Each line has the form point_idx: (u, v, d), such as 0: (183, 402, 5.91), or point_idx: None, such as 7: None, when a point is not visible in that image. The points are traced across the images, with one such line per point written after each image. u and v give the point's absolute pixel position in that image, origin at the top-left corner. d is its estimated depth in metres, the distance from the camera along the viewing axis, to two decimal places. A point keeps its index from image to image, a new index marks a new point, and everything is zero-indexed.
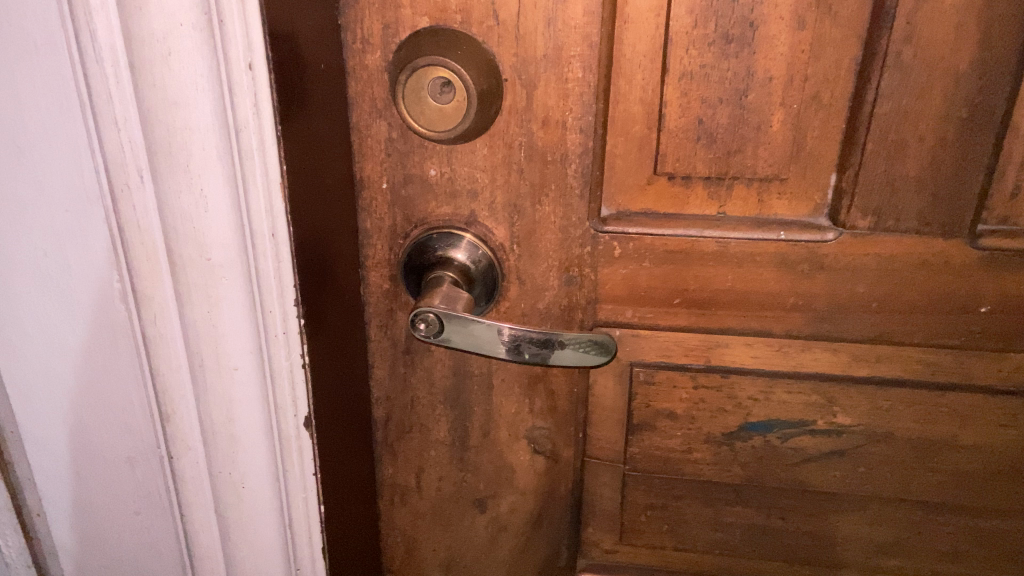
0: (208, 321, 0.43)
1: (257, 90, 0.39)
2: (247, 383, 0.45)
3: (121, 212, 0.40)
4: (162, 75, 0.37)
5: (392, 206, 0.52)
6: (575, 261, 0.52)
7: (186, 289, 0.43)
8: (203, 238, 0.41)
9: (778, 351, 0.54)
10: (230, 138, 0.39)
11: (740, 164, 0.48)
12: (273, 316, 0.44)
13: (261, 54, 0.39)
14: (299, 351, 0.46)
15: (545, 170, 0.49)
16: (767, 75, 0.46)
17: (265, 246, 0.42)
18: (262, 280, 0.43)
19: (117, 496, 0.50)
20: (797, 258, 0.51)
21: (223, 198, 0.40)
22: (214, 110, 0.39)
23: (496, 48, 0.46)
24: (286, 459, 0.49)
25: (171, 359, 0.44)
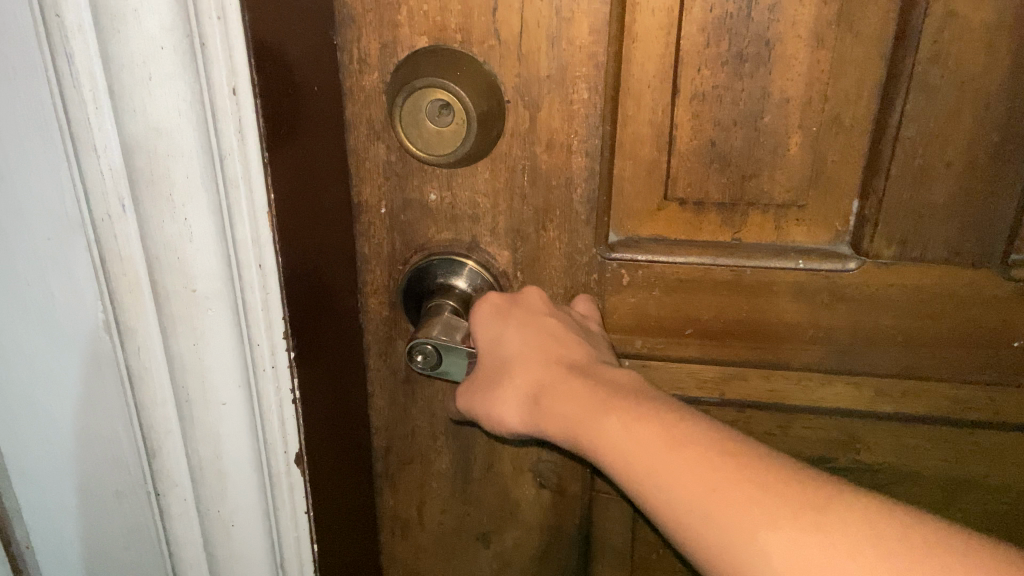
0: (194, 353, 0.41)
1: (243, 116, 0.36)
2: (235, 418, 0.43)
3: (102, 242, 0.38)
4: (142, 101, 0.35)
5: (390, 231, 0.50)
6: (581, 289, 0.50)
7: (171, 321, 0.40)
8: (188, 268, 0.39)
9: (798, 384, 0.51)
10: (215, 166, 0.37)
11: (756, 190, 0.46)
12: (260, 350, 0.41)
13: (247, 79, 0.35)
14: (290, 386, 0.43)
15: (550, 195, 0.47)
16: (783, 96, 0.43)
17: (252, 277, 0.39)
18: (250, 312, 0.40)
19: (109, 528, 0.49)
20: (816, 288, 0.48)
21: (207, 228, 0.38)
22: (198, 137, 0.36)
23: (499, 68, 0.44)
24: (276, 499, 0.46)
25: (155, 395, 0.42)
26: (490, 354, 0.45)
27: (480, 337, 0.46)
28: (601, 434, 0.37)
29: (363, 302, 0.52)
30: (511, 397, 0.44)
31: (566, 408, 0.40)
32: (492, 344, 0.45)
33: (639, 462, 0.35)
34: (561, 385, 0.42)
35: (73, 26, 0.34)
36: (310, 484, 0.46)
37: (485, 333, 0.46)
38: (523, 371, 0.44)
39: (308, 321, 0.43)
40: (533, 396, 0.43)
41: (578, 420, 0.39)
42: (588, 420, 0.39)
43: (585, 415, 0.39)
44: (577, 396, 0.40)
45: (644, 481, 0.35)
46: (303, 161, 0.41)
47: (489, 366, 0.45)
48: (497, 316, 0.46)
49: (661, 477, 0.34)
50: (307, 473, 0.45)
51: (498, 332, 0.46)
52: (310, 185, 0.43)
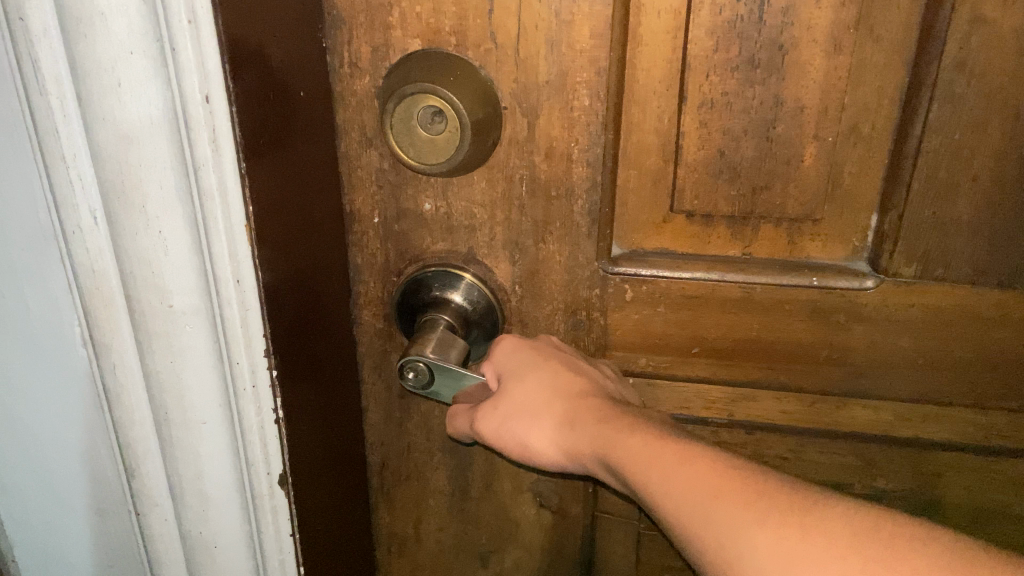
0: (171, 371, 0.39)
1: (218, 124, 0.33)
2: (216, 437, 0.41)
3: (74, 254, 0.37)
4: (111, 108, 0.33)
5: (384, 241, 0.48)
6: (583, 305, 0.48)
7: (147, 337, 0.39)
8: (164, 284, 0.37)
9: (811, 407, 0.49)
10: (190, 176, 0.34)
11: (768, 203, 0.43)
12: (240, 369, 0.39)
13: (220, 86, 0.33)
14: (271, 406, 0.40)
15: (549, 206, 0.45)
16: (797, 104, 0.40)
17: (230, 293, 0.37)
18: (228, 329, 0.38)
19: (93, 545, 0.47)
20: (832, 307, 0.45)
21: (183, 241, 0.36)
22: (171, 147, 0.34)
23: (495, 73, 0.41)
24: (260, 521, 0.44)
25: (133, 412, 0.41)
26: (512, 375, 0.43)
27: (507, 366, 0.43)
28: (629, 452, 0.35)
29: (358, 314, 0.50)
30: (539, 422, 0.41)
31: (596, 431, 0.38)
32: (519, 372, 0.43)
33: (655, 471, 0.33)
34: (596, 421, 0.39)
35: (38, 30, 0.32)
36: (297, 506, 0.44)
37: (512, 357, 0.44)
38: (549, 395, 0.42)
39: (292, 338, 0.41)
40: (563, 420, 0.40)
41: (608, 442, 0.37)
42: (620, 439, 0.36)
43: (616, 437, 0.36)
44: (607, 426, 0.38)
45: (656, 480, 0.33)
46: (292, 170, 0.39)
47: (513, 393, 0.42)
48: (524, 349, 0.44)
49: (671, 480, 0.32)
50: (291, 494, 0.43)
51: (525, 360, 0.43)
52: (300, 195, 0.41)
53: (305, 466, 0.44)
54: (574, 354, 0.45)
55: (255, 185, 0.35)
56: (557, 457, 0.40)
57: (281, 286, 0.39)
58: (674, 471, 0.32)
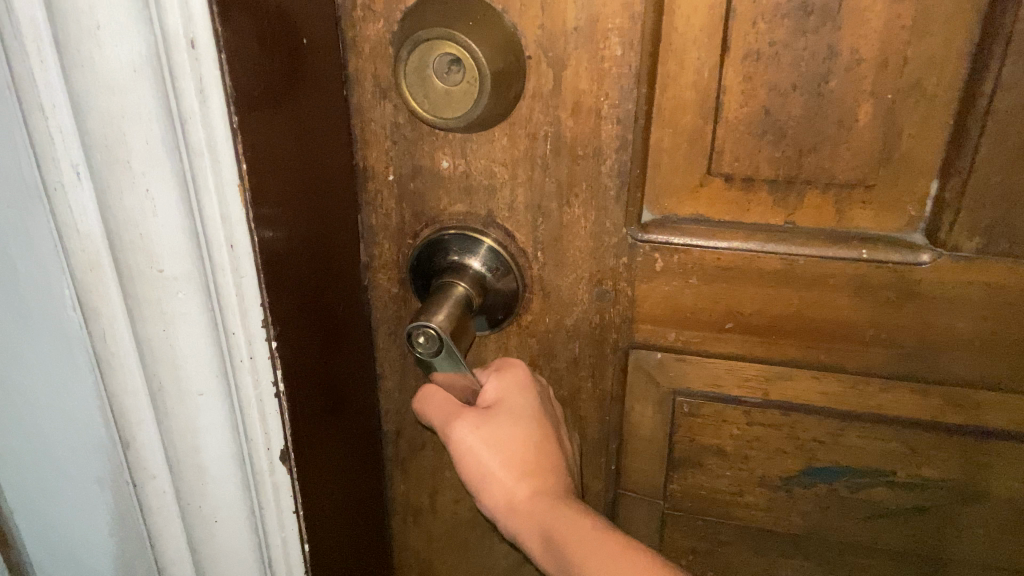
0: (164, 340, 0.37)
1: (205, 74, 0.30)
2: (212, 410, 0.39)
3: (58, 213, 0.34)
4: (90, 53, 0.30)
5: (399, 201, 0.45)
6: (609, 274, 0.44)
7: (137, 304, 0.36)
8: (152, 247, 0.34)
9: (853, 388, 0.45)
10: (177, 130, 0.32)
11: (816, 166, 0.39)
12: (236, 341, 0.37)
13: (207, 30, 0.29)
14: (271, 379, 0.38)
15: (574, 167, 0.41)
16: (853, 57, 0.36)
17: (224, 258, 0.34)
18: (223, 297, 0.36)
19: (91, 513, 0.46)
20: (881, 282, 0.41)
21: (173, 201, 0.33)
22: (157, 97, 0.31)
23: (519, 19, 0.38)
24: (261, 498, 0.42)
25: (125, 382, 0.39)
26: (512, 408, 0.44)
27: (511, 396, 0.44)
28: (578, 545, 0.40)
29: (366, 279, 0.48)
30: (509, 469, 0.42)
31: (555, 510, 0.41)
32: (517, 413, 0.43)
33: (591, 563, 0.39)
34: (555, 501, 0.42)
35: None
36: (299, 482, 0.42)
37: (520, 393, 0.44)
38: (533, 454, 0.43)
39: (293, 306, 0.38)
40: (527, 480, 0.42)
41: (562, 525, 0.41)
42: (582, 536, 0.40)
43: (570, 520, 0.41)
44: (581, 531, 0.40)
45: (584, 560, 0.39)
46: (297, 122, 0.36)
47: (504, 426, 0.43)
48: (530, 390, 0.45)
49: (590, 564, 0.39)
50: (291, 471, 0.41)
51: (526, 403, 0.44)
52: (308, 151, 0.38)
53: (309, 442, 0.42)
54: (553, 403, 0.47)
55: (249, 142, 0.33)
56: (496, 501, 0.43)
57: (279, 251, 0.36)
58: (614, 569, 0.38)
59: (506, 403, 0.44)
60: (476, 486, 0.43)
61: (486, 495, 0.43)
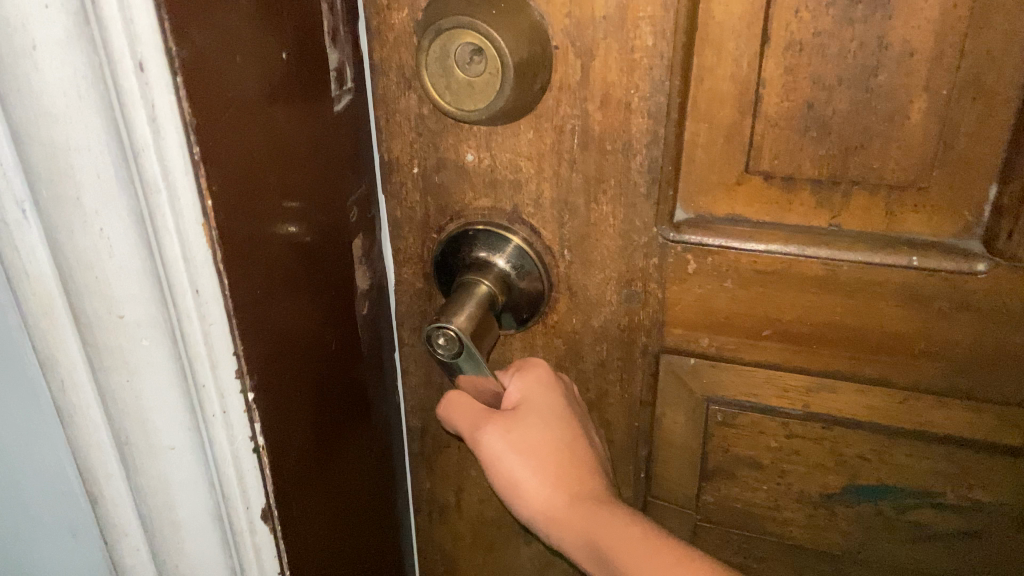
0: (130, 390, 0.33)
1: (156, 98, 0.26)
2: (185, 464, 0.35)
3: (7, 252, 0.31)
4: (26, 76, 0.26)
5: (424, 194, 0.43)
6: (638, 275, 0.42)
7: (98, 351, 0.32)
8: (110, 290, 0.30)
9: (900, 404, 0.42)
10: (129, 161, 0.27)
11: (862, 166, 0.37)
12: (207, 394, 0.33)
13: (157, 48, 0.25)
14: (248, 434, 0.34)
15: (603, 162, 0.39)
16: (905, 48, 0.34)
17: (188, 306, 0.30)
18: (190, 346, 0.31)
19: (74, 556, 0.44)
20: (932, 292, 0.38)
21: (131, 240, 0.29)
22: (105, 126, 0.26)
23: (546, 6, 0.36)
24: (241, 559, 0.38)
25: (92, 430, 0.35)
26: (537, 410, 0.42)
27: (536, 398, 0.43)
28: (627, 556, 0.38)
29: (365, 307, 0.45)
30: (541, 474, 0.41)
31: (597, 515, 0.40)
32: (545, 415, 0.42)
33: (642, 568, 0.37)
34: (597, 505, 0.41)
35: None
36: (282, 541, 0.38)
37: (545, 391, 0.43)
38: (565, 456, 0.42)
39: (275, 339, 0.35)
40: (564, 485, 0.41)
41: (608, 533, 0.39)
42: (625, 543, 0.39)
43: (613, 525, 0.39)
44: (624, 536, 0.39)
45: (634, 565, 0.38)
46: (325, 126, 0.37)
47: (533, 432, 0.41)
48: (555, 388, 0.43)
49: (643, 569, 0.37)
50: (274, 530, 0.37)
51: (551, 402, 0.43)
52: (333, 155, 0.38)
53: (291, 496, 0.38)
54: (576, 395, 0.45)
55: (213, 172, 0.28)
56: (534, 511, 0.41)
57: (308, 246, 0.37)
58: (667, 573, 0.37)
59: (531, 406, 0.42)
60: (514, 498, 0.42)
61: (519, 504, 0.42)
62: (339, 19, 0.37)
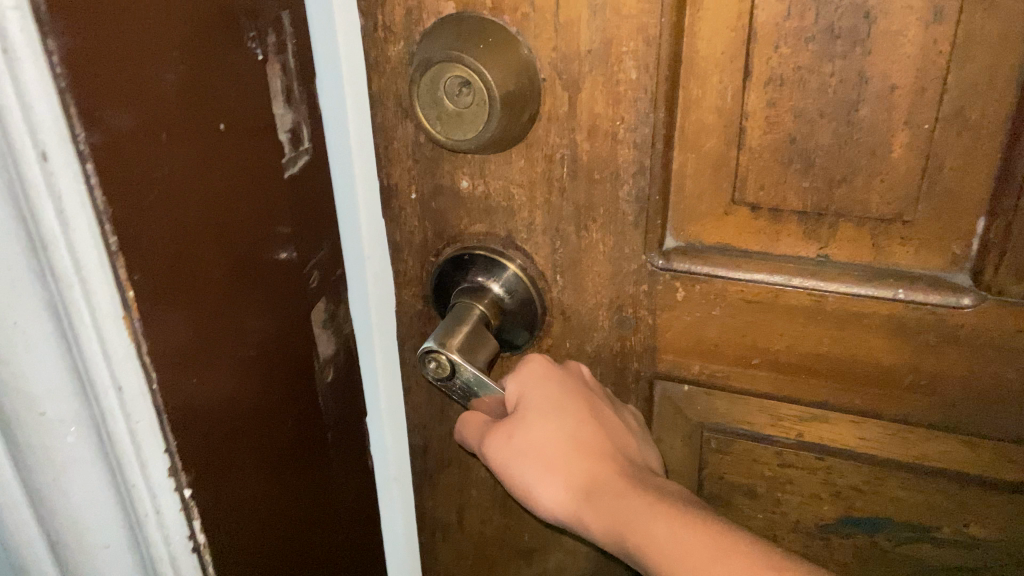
0: (57, 488, 0.33)
1: (65, 189, 0.26)
2: (119, 558, 0.35)
3: None
4: None
5: (422, 218, 0.45)
6: (629, 301, 0.43)
7: (19, 451, 0.32)
8: (27, 390, 0.30)
9: (893, 436, 0.42)
10: (39, 258, 0.27)
11: (847, 198, 0.37)
12: (137, 488, 0.33)
13: (62, 140, 0.26)
14: (184, 531, 0.35)
15: (592, 190, 0.40)
16: (886, 83, 0.34)
17: (112, 401, 0.30)
18: (116, 440, 0.31)
19: None
20: (919, 325, 0.38)
21: (48, 338, 0.29)
22: (12, 228, 0.26)
23: (534, 40, 0.37)
24: None
25: (18, 533, 0.35)
26: (535, 407, 0.40)
27: (532, 395, 0.41)
28: (642, 530, 0.35)
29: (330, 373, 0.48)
30: (552, 473, 0.39)
31: (613, 496, 0.37)
32: (544, 411, 0.40)
33: (658, 541, 0.34)
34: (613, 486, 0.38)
35: None
36: None
37: (531, 387, 0.41)
38: (573, 446, 0.39)
39: (223, 405, 0.37)
40: (578, 475, 0.39)
41: (623, 511, 0.36)
42: (638, 519, 0.35)
43: (630, 503, 0.36)
44: (638, 512, 0.36)
45: (651, 542, 0.34)
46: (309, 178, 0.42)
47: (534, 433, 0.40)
48: (552, 381, 0.41)
49: (661, 543, 0.34)
50: None
51: (550, 396, 0.41)
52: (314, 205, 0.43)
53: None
54: (596, 391, 0.44)
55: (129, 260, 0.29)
56: (556, 510, 0.39)
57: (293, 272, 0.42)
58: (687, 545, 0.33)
59: (528, 406, 0.41)
60: (536, 504, 0.40)
61: (543, 509, 0.40)
62: (294, 78, 0.39)
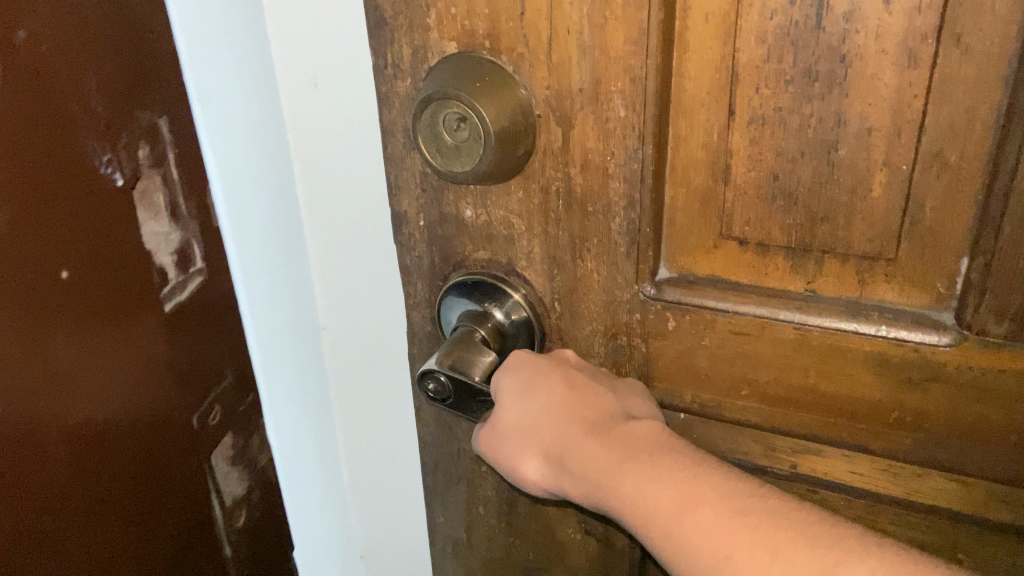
0: None
1: None
2: None
3: None
4: None
5: (429, 245, 0.47)
6: (623, 329, 0.44)
7: None
8: None
9: (884, 472, 0.42)
10: None
11: (829, 235, 0.38)
12: None
13: None
14: None
15: (585, 222, 0.42)
16: (863, 124, 0.35)
17: None
18: None
19: None
20: (902, 363, 0.39)
21: None
22: None
23: (529, 79, 0.39)
24: None
25: None
26: (510, 400, 0.42)
27: (503, 391, 0.43)
28: (618, 485, 0.38)
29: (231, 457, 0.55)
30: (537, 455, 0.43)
31: (589, 459, 0.40)
32: (520, 401, 0.42)
33: (634, 497, 0.38)
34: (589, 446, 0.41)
35: None
36: None
37: (504, 374, 0.43)
38: (549, 422, 0.42)
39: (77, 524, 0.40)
40: (559, 446, 0.42)
41: (599, 471, 0.40)
42: (612, 476, 0.39)
43: (604, 464, 0.39)
44: (613, 469, 0.39)
45: (627, 498, 0.38)
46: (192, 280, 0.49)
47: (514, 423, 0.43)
48: (519, 370, 0.43)
49: (636, 500, 0.38)
50: None
51: (523, 384, 0.42)
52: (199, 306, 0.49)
53: None
54: (587, 364, 0.44)
55: None
56: (547, 480, 0.43)
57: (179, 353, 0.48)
58: (656, 492, 0.37)
59: (502, 401, 0.43)
60: (531, 484, 0.44)
61: (536, 485, 0.43)
62: (177, 193, 0.46)
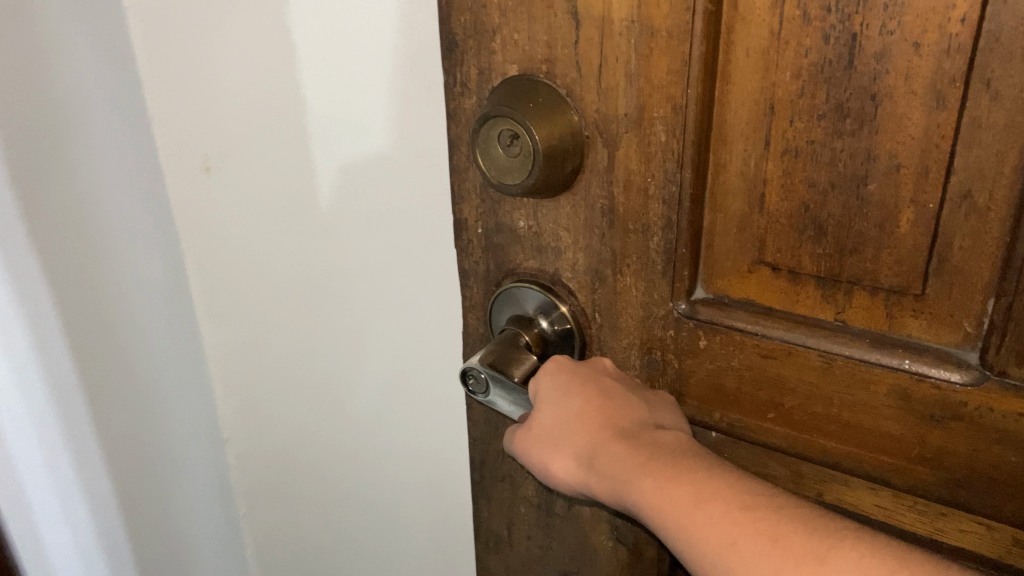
0: None
1: None
2: None
3: None
4: None
5: (486, 252, 0.50)
6: (658, 344, 0.47)
7: None
8: None
9: (908, 508, 0.42)
10: None
11: (858, 267, 0.39)
12: None
13: None
14: None
15: (627, 240, 0.44)
16: (893, 162, 0.36)
17: None
18: None
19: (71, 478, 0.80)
20: (925, 399, 0.39)
21: None
22: None
23: (580, 102, 0.42)
24: None
25: None
26: (547, 399, 0.45)
27: (541, 391, 0.45)
28: (638, 484, 0.41)
29: None
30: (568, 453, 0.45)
31: (615, 459, 0.42)
32: (556, 400, 0.45)
33: (652, 495, 0.39)
34: (615, 449, 0.43)
35: None
36: None
37: (543, 377, 0.46)
38: (583, 423, 0.45)
39: None
40: (590, 447, 0.44)
41: (622, 471, 0.42)
42: (633, 475, 0.41)
43: (628, 465, 0.42)
44: (635, 469, 0.41)
45: (645, 494, 0.40)
46: None
47: (549, 421, 0.45)
48: (558, 373, 0.45)
49: (652, 496, 0.40)
50: None
51: (559, 386, 0.45)
52: None
53: None
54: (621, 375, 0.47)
55: None
56: (577, 480, 0.45)
57: None
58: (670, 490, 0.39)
59: (539, 400, 0.46)
60: (562, 482, 0.46)
61: (566, 483, 0.46)
62: None
